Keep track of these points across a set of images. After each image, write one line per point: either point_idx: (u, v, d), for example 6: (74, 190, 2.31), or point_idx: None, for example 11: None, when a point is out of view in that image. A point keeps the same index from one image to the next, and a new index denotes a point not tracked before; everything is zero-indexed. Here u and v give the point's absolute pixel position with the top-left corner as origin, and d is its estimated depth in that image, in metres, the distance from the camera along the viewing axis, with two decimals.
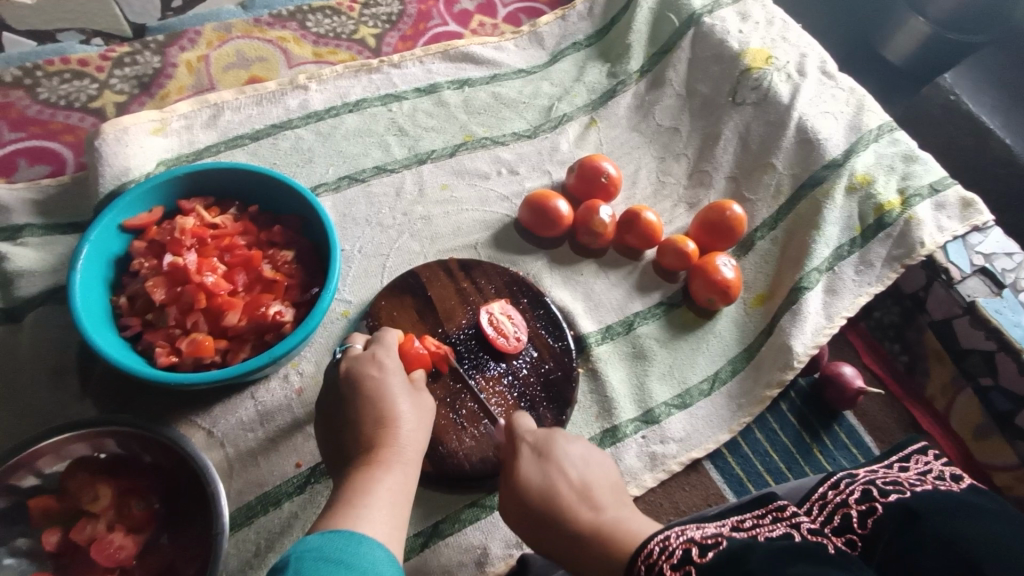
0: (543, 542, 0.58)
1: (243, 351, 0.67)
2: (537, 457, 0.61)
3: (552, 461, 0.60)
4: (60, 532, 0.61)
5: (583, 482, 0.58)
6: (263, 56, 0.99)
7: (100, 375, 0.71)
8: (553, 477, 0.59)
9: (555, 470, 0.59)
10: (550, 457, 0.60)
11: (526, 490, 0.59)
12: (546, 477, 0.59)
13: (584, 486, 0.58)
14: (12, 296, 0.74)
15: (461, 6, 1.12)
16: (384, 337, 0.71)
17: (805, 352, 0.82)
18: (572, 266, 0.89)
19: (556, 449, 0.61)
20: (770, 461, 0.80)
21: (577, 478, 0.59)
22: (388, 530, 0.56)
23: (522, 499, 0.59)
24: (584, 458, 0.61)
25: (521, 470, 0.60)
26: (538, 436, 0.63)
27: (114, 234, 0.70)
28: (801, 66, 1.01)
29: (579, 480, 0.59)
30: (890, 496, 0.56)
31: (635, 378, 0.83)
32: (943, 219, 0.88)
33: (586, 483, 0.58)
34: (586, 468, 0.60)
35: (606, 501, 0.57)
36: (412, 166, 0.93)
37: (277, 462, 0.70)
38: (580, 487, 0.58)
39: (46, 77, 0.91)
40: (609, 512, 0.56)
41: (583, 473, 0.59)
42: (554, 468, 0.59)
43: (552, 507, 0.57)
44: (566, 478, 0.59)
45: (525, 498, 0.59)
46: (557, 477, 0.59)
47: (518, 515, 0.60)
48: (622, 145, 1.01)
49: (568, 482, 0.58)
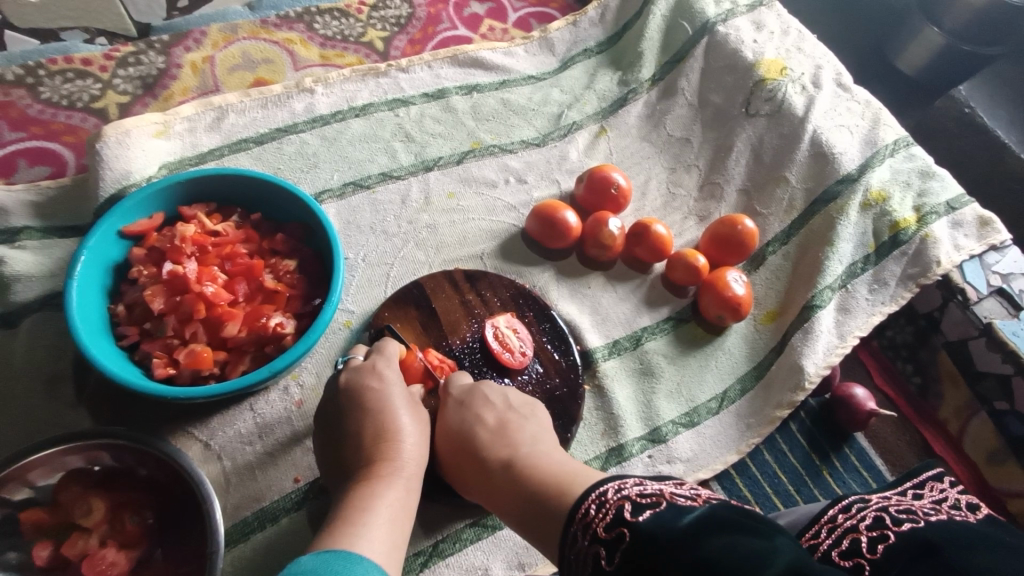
0: (462, 478, 0.65)
1: (243, 363, 0.65)
2: (460, 404, 0.67)
3: (472, 408, 0.67)
4: (51, 546, 0.60)
5: (500, 423, 0.65)
6: (270, 58, 0.97)
7: (95, 384, 0.70)
8: (472, 421, 0.66)
9: (474, 415, 0.66)
10: (471, 404, 0.67)
11: (448, 432, 0.66)
12: (467, 421, 0.66)
13: (500, 426, 0.65)
14: (8, 301, 0.72)
15: (471, 10, 1.11)
16: (386, 348, 0.70)
17: (816, 372, 0.81)
18: (579, 278, 0.88)
19: (477, 399, 0.67)
20: (779, 483, 0.79)
21: (494, 420, 0.65)
22: (387, 550, 0.54)
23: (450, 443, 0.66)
24: (505, 404, 0.67)
25: (446, 416, 0.67)
26: (462, 386, 0.69)
27: (112, 241, 0.68)
28: (817, 78, 0.99)
29: (496, 422, 0.65)
30: (904, 525, 0.53)
31: (642, 395, 0.81)
32: (960, 238, 0.86)
33: (502, 422, 0.65)
34: (504, 412, 0.66)
35: (521, 439, 0.63)
36: (418, 173, 0.92)
37: (275, 477, 0.68)
38: (497, 427, 0.65)
39: (49, 76, 0.89)
40: (523, 448, 0.62)
41: (501, 416, 0.66)
42: (473, 413, 0.66)
43: (471, 446, 0.64)
44: (484, 421, 0.65)
45: (449, 441, 0.66)
46: (477, 422, 0.65)
47: (447, 461, 0.66)
48: (633, 154, 1.00)
49: (485, 423, 0.65)
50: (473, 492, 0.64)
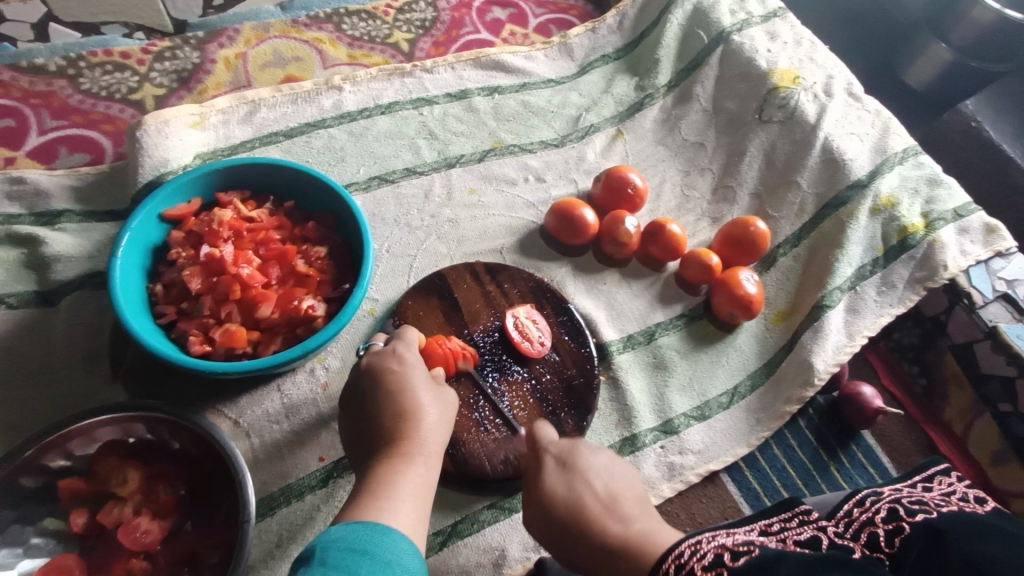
0: (562, 550, 0.58)
1: (274, 343, 0.68)
2: (562, 468, 0.61)
3: (577, 472, 0.60)
4: (87, 514, 0.62)
5: (608, 493, 0.59)
6: (299, 56, 1.01)
7: (131, 360, 0.72)
8: (578, 490, 0.59)
9: (581, 481, 0.59)
10: (575, 468, 0.60)
11: (548, 502, 0.59)
12: (573, 488, 0.59)
13: (610, 496, 0.58)
14: (48, 279, 0.75)
15: (493, 15, 1.14)
16: (404, 333, 0.72)
17: (825, 370, 0.83)
18: (595, 274, 0.90)
19: (580, 462, 0.61)
20: (788, 476, 0.81)
21: (602, 489, 0.59)
22: (411, 522, 0.57)
23: (547, 507, 0.59)
24: (609, 469, 0.61)
25: (546, 480, 0.60)
26: (561, 446, 0.63)
27: (153, 223, 0.71)
28: (828, 87, 1.02)
29: (604, 491, 0.59)
30: (917, 515, 0.56)
31: (655, 388, 0.83)
32: (967, 244, 0.89)
33: (611, 492, 0.59)
34: (610, 478, 0.60)
35: (633, 513, 0.57)
36: (441, 169, 0.95)
37: (301, 456, 0.71)
38: (607, 497, 0.58)
39: (89, 68, 0.93)
40: (637, 525, 0.56)
41: (608, 484, 0.60)
42: (579, 480, 0.59)
43: (576, 516, 0.57)
44: (593, 491, 0.59)
45: (548, 508, 0.59)
46: (582, 489, 0.59)
47: (543, 526, 0.60)
48: (648, 157, 1.02)
49: (594, 493, 0.58)
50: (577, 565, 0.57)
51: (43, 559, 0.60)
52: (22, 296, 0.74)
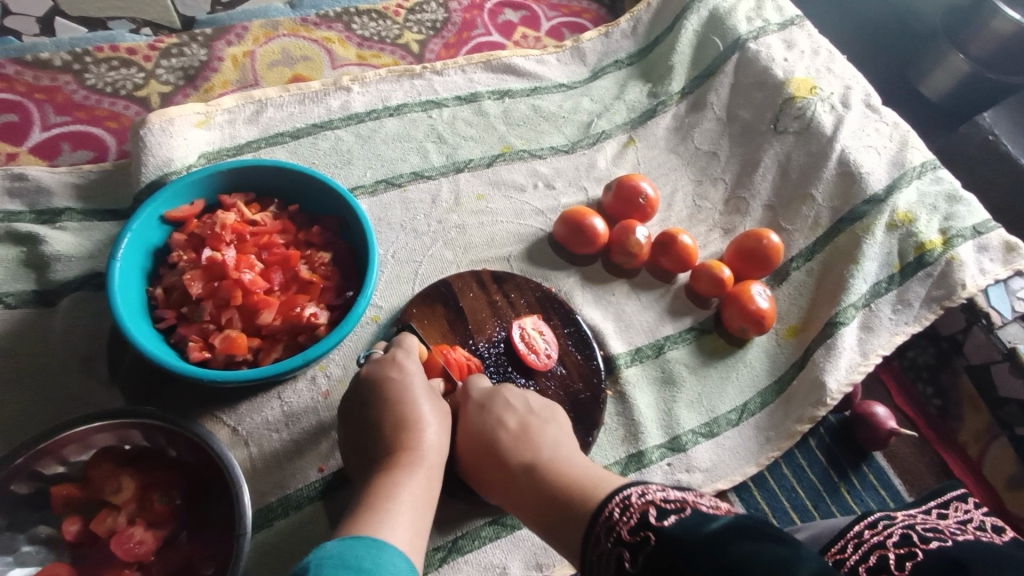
0: (485, 482, 0.64)
1: (275, 350, 0.67)
2: (480, 407, 0.67)
3: (494, 411, 0.66)
4: (80, 522, 0.61)
5: (520, 426, 0.64)
6: (308, 55, 0.99)
7: (129, 364, 0.71)
8: (493, 425, 0.65)
9: (496, 418, 0.65)
10: (493, 407, 0.66)
11: (469, 436, 0.66)
12: (489, 424, 0.65)
13: (522, 429, 0.64)
14: (48, 279, 0.74)
15: (505, 17, 1.12)
16: (407, 342, 0.70)
17: (838, 389, 0.81)
18: (603, 285, 0.88)
19: (498, 402, 0.67)
20: (797, 497, 0.79)
21: (515, 423, 0.65)
22: (410, 537, 0.55)
23: (471, 444, 0.65)
24: (525, 407, 0.67)
25: (468, 419, 0.66)
26: (484, 390, 0.69)
27: (155, 225, 0.70)
28: (845, 98, 1.00)
29: (517, 425, 0.64)
30: (931, 542, 0.53)
31: (663, 403, 0.81)
32: (986, 262, 0.87)
33: (524, 425, 0.64)
34: (526, 415, 0.66)
35: (542, 443, 0.62)
36: (449, 174, 0.93)
37: (300, 466, 0.69)
38: (519, 430, 0.64)
39: (95, 63, 0.92)
40: (545, 453, 0.61)
41: (522, 419, 0.65)
42: (495, 417, 0.65)
43: (493, 448, 0.63)
44: (506, 425, 0.65)
45: (469, 442, 0.66)
46: (498, 424, 0.65)
47: (469, 461, 0.66)
48: (659, 165, 1.00)
49: (507, 427, 0.64)
50: (497, 496, 0.63)
51: (34, 567, 0.59)
52: (21, 296, 0.72)
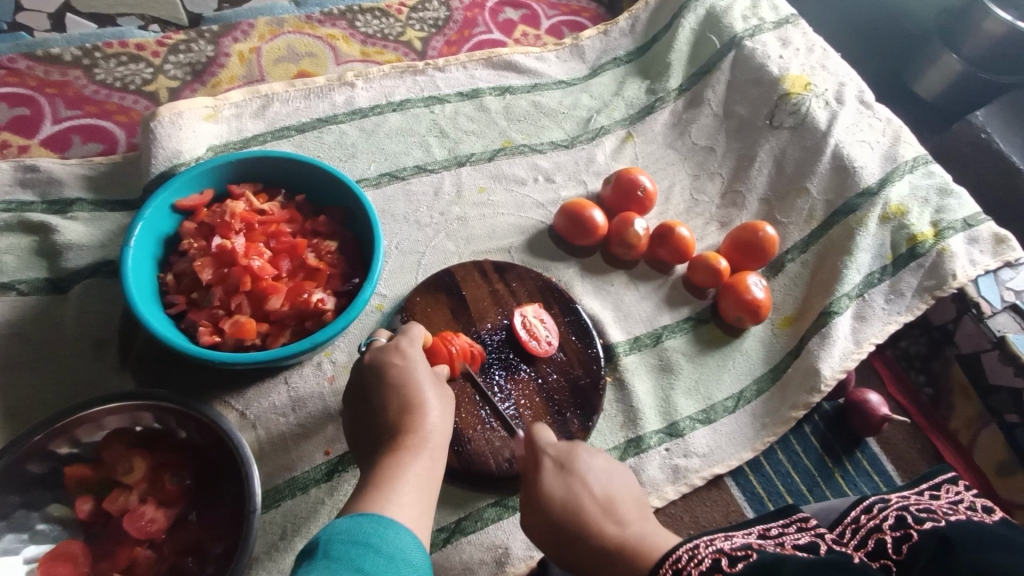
0: (562, 557, 0.56)
1: (283, 335, 0.68)
2: (560, 470, 0.59)
3: (575, 475, 0.58)
4: (93, 501, 0.63)
5: (606, 496, 0.57)
6: (313, 52, 1.01)
7: (139, 349, 0.72)
8: (575, 491, 0.57)
9: (578, 483, 0.58)
10: (573, 469, 0.59)
11: (546, 504, 0.57)
12: (570, 491, 0.57)
13: (607, 499, 0.57)
14: (59, 267, 0.75)
15: (505, 15, 1.15)
16: (413, 331, 0.72)
17: (832, 376, 0.83)
18: (603, 276, 0.90)
19: (578, 463, 0.59)
20: (792, 481, 0.81)
21: (600, 492, 0.57)
22: (416, 515, 0.56)
23: (545, 512, 0.57)
24: (608, 472, 0.59)
25: (543, 482, 0.59)
26: (559, 449, 0.61)
27: (166, 214, 0.71)
28: (839, 94, 1.02)
29: (602, 494, 0.57)
30: (926, 523, 0.55)
31: (660, 390, 0.83)
32: (976, 253, 0.89)
33: (608, 496, 0.57)
34: (608, 481, 0.59)
35: (631, 517, 0.55)
36: (451, 167, 0.95)
37: (306, 449, 0.71)
38: (604, 500, 0.57)
39: (104, 59, 0.93)
40: (633, 527, 0.54)
41: (606, 487, 0.58)
42: (577, 481, 0.58)
43: (574, 521, 0.55)
44: (590, 492, 0.57)
45: (545, 510, 0.57)
46: (578, 492, 0.57)
47: (539, 530, 0.58)
48: (657, 160, 1.03)
49: (592, 495, 0.57)
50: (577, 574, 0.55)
51: (49, 545, 0.61)
52: (33, 284, 0.74)
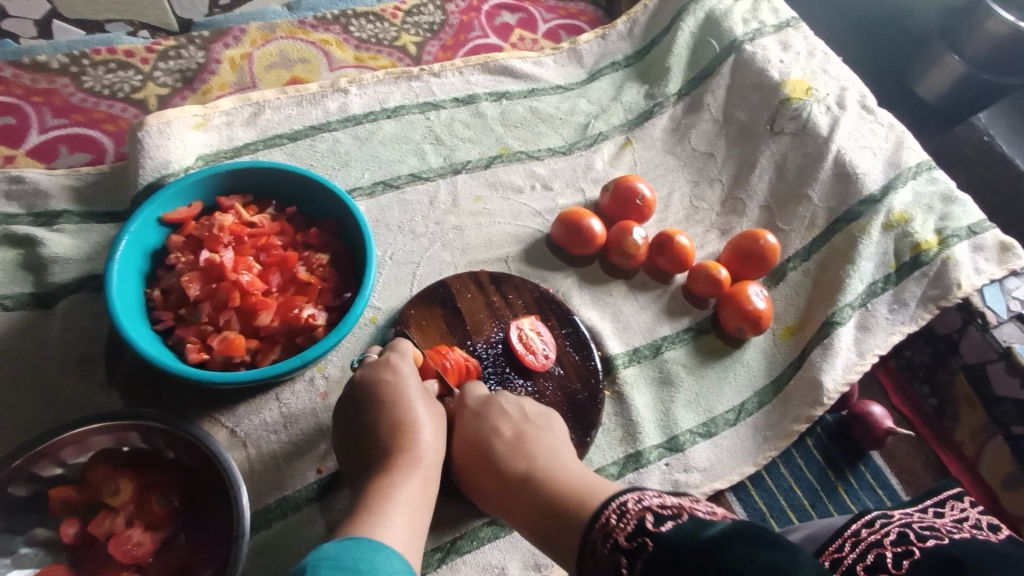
0: (479, 488, 0.65)
1: (273, 352, 0.67)
2: (477, 415, 0.67)
3: (489, 419, 0.67)
4: (78, 524, 0.61)
5: (516, 435, 0.65)
6: (306, 57, 0.99)
7: (127, 366, 0.71)
8: (488, 434, 0.65)
9: (490, 427, 0.66)
10: (487, 415, 0.67)
11: (465, 445, 0.66)
12: (484, 432, 0.66)
13: (517, 437, 0.64)
14: (45, 282, 0.74)
15: (502, 19, 1.13)
16: (401, 346, 0.70)
17: (835, 389, 0.81)
18: (601, 285, 0.89)
19: (493, 409, 0.67)
20: (794, 496, 0.79)
21: (510, 431, 0.65)
22: (407, 538, 0.55)
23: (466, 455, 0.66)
24: (521, 415, 0.67)
25: (464, 428, 0.67)
26: (479, 398, 0.69)
27: (152, 227, 0.70)
28: (841, 99, 1.00)
29: (513, 434, 0.65)
30: (928, 541, 0.53)
31: (660, 404, 0.81)
32: (981, 262, 0.87)
33: (520, 434, 0.65)
34: (521, 423, 0.66)
35: (539, 450, 0.63)
36: (447, 175, 0.93)
37: (299, 467, 0.69)
38: (514, 438, 0.64)
39: (92, 66, 0.92)
40: (542, 460, 0.62)
41: (516, 427, 0.66)
42: (489, 424, 0.66)
43: (488, 458, 0.64)
44: (501, 432, 0.65)
45: (465, 450, 0.66)
46: (492, 433, 0.65)
47: (463, 471, 0.67)
48: (657, 167, 1.01)
49: (502, 436, 0.65)
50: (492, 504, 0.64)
51: (32, 570, 0.59)
52: (19, 299, 0.72)
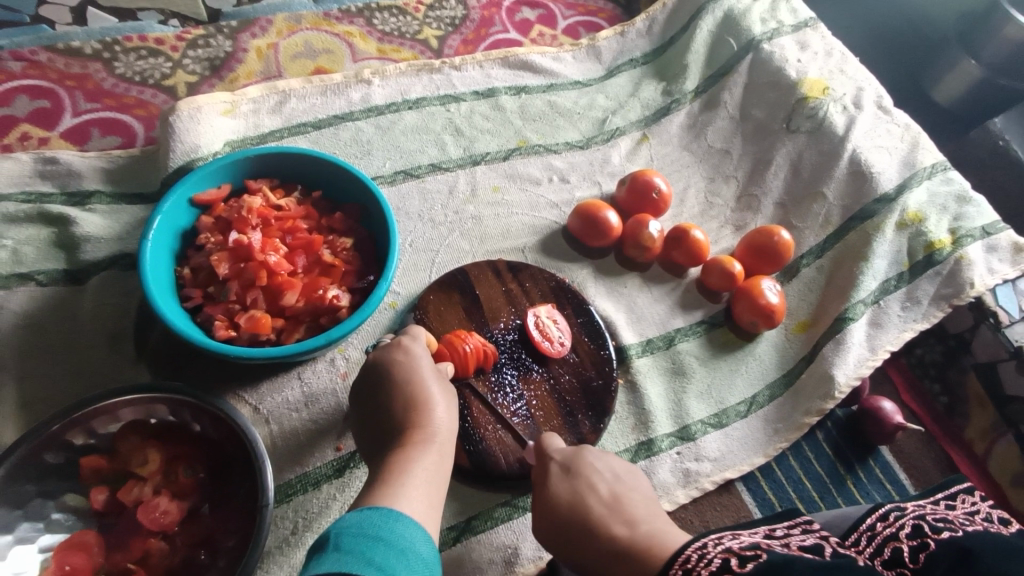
0: (576, 556, 0.58)
1: (298, 331, 0.69)
2: (566, 473, 0.62)
3: (582, 478, 0.61)
4: (108, 492, 0.63)
5: (613, 496, 0.60)
6: (330, 48, 1.01)
7: (155, 342, 0.73)
8: (582, 492, 0.60)
9: (586, 486, 0.61)
10: (580, 473, 0.62)
11: (555, 503, 0.60)
12: (578, 492, 0.60)
13: (615, 499, 0.59)
14: (77, 259, 0.76)
15: (522, 15, 1.14)
16: (414, 331, 0.72)
17: (846, 383, 0.82)
18: (616, 277, 0.90)
19: (585, 466, 0.62)
20: (804, 488, 0.80)
21: (607, 493, 0.60)
22: (424, 510, 0.56)
23: (554, 513, 0.60)
24: (613, 475, 0.62)
25: (552, 485, 0.62)
26: (566, 453, 0.64)
27: (183, 208, 0.72)
28: (858, 99, 1.01)
29: (608, 493, 0.60)
30: (943, 533, 0.54)
31: (672, 394, 0.83)
32: (995, 262, 0.88)
33: (615, 495, 0.60)
34: (614, 482, 0.61)
35: (637, 514, 0.58)
36: (466, 166, 0.95)
37: (318, 445, 0.71)
38: (611, 500, 0.59)
39: (124, 52, 0.94)
40: (643, 525, 0.56)
41: (613, 487, 0.61)
42: (584, 482, 0.61)
43: (580, 520, 0.58)
44: (596, 492, 0.60)
45: (552, 511, 0.60)
46: (587, 492, 0.60)
47: (548, 530, 0.61)
48: (672, 162, 1.02)
49: (597, 495, 0.60)
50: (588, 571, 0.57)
51: (63, 534, 0.61)
52: (51, 275, 0.75)
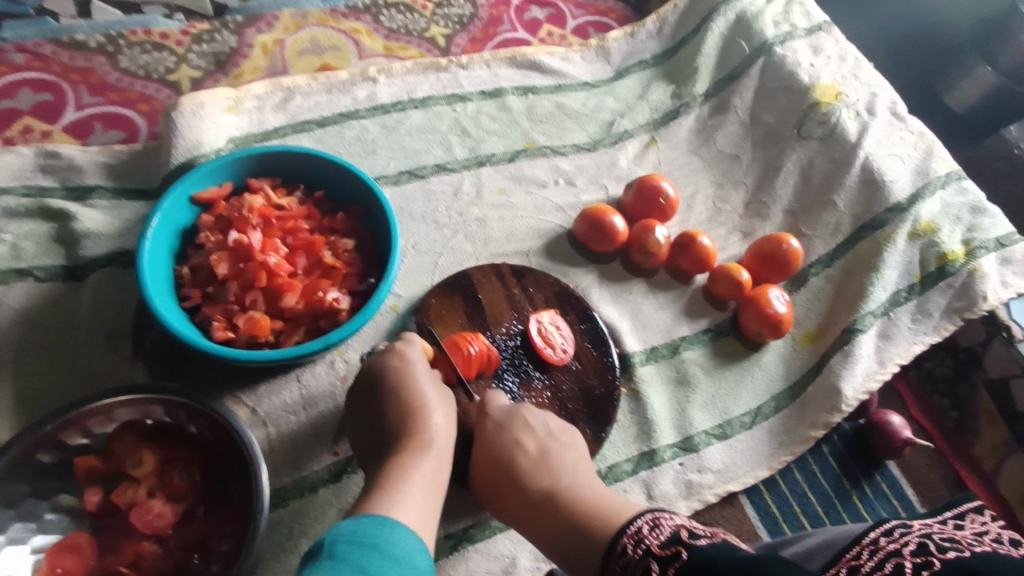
0: (500, 500, 0.64)
1: (297, 334, 0.68)
2: (499, 427, 0.66)
3: (512, 432, 0.66)
4: (102, 493, 0.63)
5: (540, 450, 0.65)
6: (336, 45, 1.00)
7: (153, 341, 0.72)
8: (511, 448, 0.65)
9: (514, 441, 0.65)
10: (511, 428, 0.66)
11: (486, 454, 0.66)
12: (508, 445, 0.65)
13: (542, 454, 0.65)
14: (77, 255, 0.75)
15: (531, 14, 1.13)
16: (410, 336, 0.70)
17: (854, 397, 0.81)
18: (621, 283, 0.89)
19: (517, 422, 0.66)
20: (808, 502, 0.79)
21: (534, 446, 0.65)
22: (421, 518, 0.55)
23: (486, 463, 0.65)
24: (546, 430, 0.67)
25: (486, 438, 0.66)
26: (502, 411, 0.68)
27: (184, 206, 0.71)
28: (871, 105, 0.99)
29: (536, 449, 0.65)
30: (949, 552, 0.51)
31: (676, 404, 0.81)
32: (1009, 274, 0.86)
33: (543, 450, 0.65)
34: (546, 438, 0.66)
35: (563, 469, 0.64)
36: (471, 167, 0.94)
37: (316, 449, 0.70)
38: (538, 455, 0.65)
39: (128, 46, 0.93)
40: (565, 478, 0.63)
41: (540, 442, 0.66)
42: (513, 438, 0.65)
43: (510, 472, 0.64)
44: (525, 449, 0.65)
45: (485, 461, 0.66)
46: (516, 447, 0.65)
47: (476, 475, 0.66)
48: (681, 166, 1.00)
49: (526, 451, 0.65)
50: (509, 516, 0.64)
51: (56, 535, 0.61)
52: (51, 271, 0.74)
